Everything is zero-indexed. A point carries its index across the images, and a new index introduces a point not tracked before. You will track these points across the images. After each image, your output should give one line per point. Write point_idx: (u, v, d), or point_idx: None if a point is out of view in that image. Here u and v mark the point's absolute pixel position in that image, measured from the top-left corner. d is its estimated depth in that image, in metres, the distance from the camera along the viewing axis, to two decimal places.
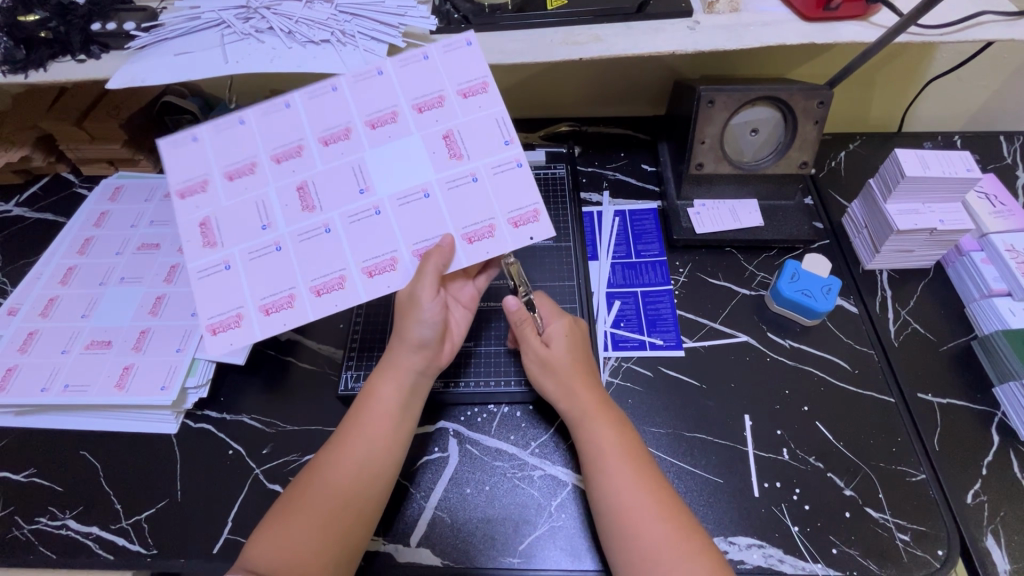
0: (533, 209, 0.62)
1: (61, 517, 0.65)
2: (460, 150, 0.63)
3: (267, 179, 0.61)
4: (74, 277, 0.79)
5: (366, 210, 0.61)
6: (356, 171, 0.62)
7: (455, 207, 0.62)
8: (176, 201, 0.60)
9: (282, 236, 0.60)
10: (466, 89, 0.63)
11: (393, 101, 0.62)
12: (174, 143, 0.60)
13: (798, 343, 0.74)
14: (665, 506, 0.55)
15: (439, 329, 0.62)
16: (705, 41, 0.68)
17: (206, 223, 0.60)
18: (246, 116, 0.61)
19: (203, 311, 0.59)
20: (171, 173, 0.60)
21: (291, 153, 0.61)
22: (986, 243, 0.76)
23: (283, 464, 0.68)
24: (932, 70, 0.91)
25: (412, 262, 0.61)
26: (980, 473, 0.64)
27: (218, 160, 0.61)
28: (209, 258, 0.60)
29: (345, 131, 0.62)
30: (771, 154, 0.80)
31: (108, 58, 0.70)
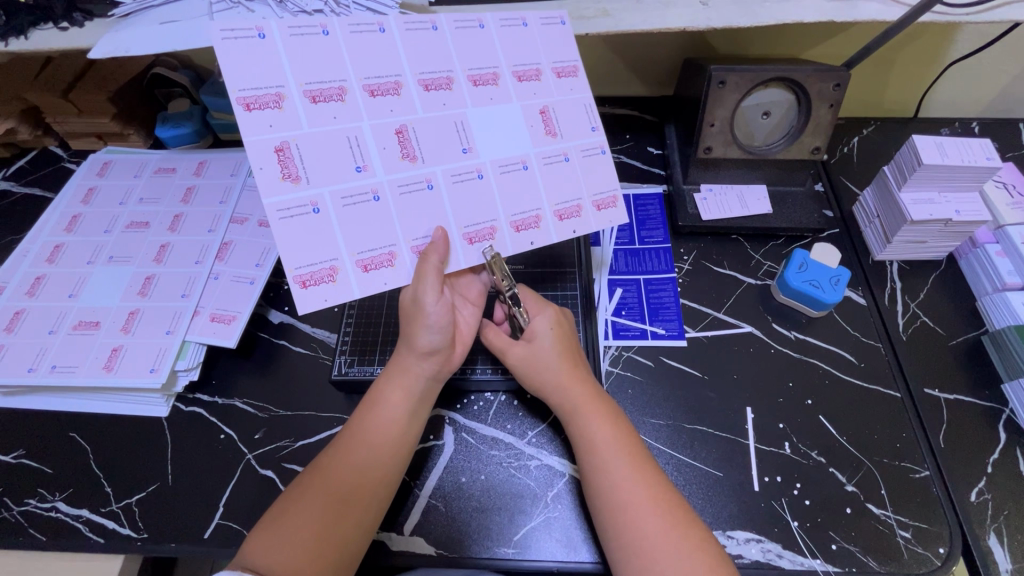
0: (613, 195, 0.65)
1: (50, 499, 0.64)
2: (555, 127, 0.63)
3: (359, 112, 0.55)
4: (61, 255, 0.77)
5: (469, 172, 0.59)
6: (458, 127, 0.59)
7: (549, 183, 0.62)
8: (242, 112, 0.51)
9: (380, 183, 0.56)
10: (561, 68, 0.64)
11: (494, 62, 0.61)
12: (240, 37, 0.51)
13: (803, 335, 0.73)
14: (659, 501, 0.53)
15: (447, 334, 0.59)
16: (718, 17, 0.65)
17: (284, 150, 0.52)
18: (331, 26, 0.54)
19: (290, 259, 0.53)
20: (233, 75, 0.51)
21: (388, 89, 0.57)
22: (1002, 235, 0.73)
23: (275, 450, 0.66)
24: (953, 53, 0.87)
25: (511, 236, 0.61)
26: (985, 471, 0.63)
27: (298, 73, 0.53)
28: (295, 196, 0.53)
29: (446, 80, 0.59)
30: (782, 138, 0.77)
31: (92, 27, 0.67)
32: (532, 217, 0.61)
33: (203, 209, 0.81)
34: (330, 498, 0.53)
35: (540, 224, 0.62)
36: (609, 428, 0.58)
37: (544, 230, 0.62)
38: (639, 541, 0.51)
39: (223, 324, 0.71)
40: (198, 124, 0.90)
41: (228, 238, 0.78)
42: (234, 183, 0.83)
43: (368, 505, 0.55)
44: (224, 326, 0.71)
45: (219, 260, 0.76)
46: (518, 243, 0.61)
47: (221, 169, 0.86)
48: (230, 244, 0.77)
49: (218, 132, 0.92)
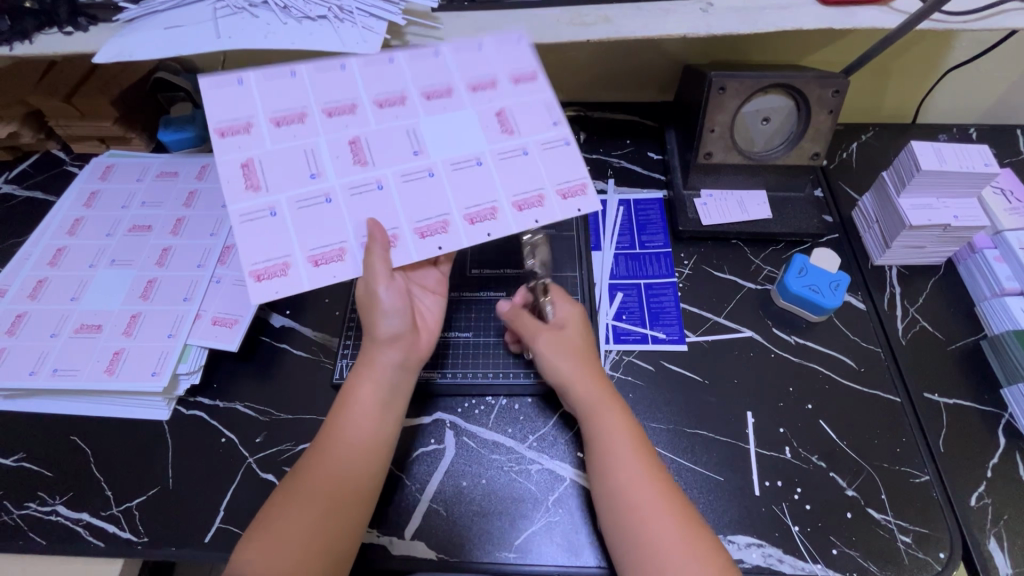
0: (581, 183, 0.63)
1: (50, 503, 0.64)
2: (511, 126, 0.64)
3: (316, 131, 0.60)
4: (63, 258, 0.77)
5: (419, 171, 0.61)
6: (409, 134, 0.62)
7: (505, 176, 0.62)
8: (216, 139, 0.58)
9: (331, 187, 0.59)
10: (518, 75, 0.65)
11: (448, 78, 0.64)
12: (224, 86, 0.59)
13: (803, 340, 0.73)
14: (670, 502, 0.54)
15: (407, 319, 0.60)
16: (718, 24, 0.66)
17: (250, 164, 0.58)
18: (298, 69, 0.61)
19: (247, 257, 0.57)
20: (213, 112, 0.59)
21: (343, 109, 0.61)
22: (1000, 240, 0.74)
23: (277, 454, 0.66)
24: (951, 60, 0.88)
25: (464, 228, 0.61)
26: (985, 476, 0.63)
27: (265, 105, 0.60)
28: (254, 202, 0.58)
29: (400, 97, 0.63)
30: (783, 144, 0.78)
31: (97, 31, 0.68)
32: (487, 209, 0.61)
33: (205, 213, 0.81)
34: (311, 502, 0.53)
35: (496, 216, 0.61)
36: (624, 429, 0.58)
37: (501, 220, 0.61)
38: (649, 543, 0.52)
39: (225, 327, 0.71)
40: (201, 128, 0.90)
41: (229, 241, 0.78)
42: None
43: (350, 504, 0.55)
44: (226, 330, 0.71)
45: (221, 264, 0.76)
46: (473, 234, 0.61)
47: None
48: (232, 247, 0.78)
49: None
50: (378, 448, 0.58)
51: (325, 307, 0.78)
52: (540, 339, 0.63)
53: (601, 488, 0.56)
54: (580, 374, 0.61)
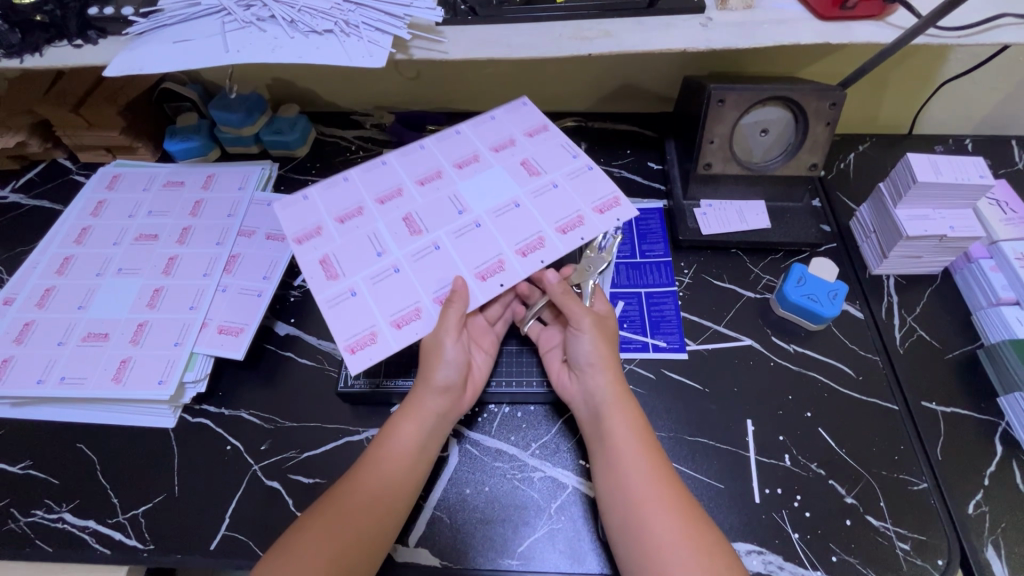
0: (614, 197, 0.67)
1: (57, 510, 0.65)
2: (537, 169, 0.70)
3: (376, 218, 0.67)
4: (71, 267, 0.78)
5: (469, 225, 0.66)
6: (453, 199, 0.68)
7: (544, 210, 0.67)
8: (295, 246, 0.65)
9: (398, 259, 0.64)
10: (530, 130, 0.74)
11: (473, 147, 0.72)
12: (289, 200, 0.68)
13: (802, 348, 0.74)
14: (673, 503, 0.55)
15: (463, 372, 0.63)
16: (717, 38, 0.67)
17: (326, 260, 0.64)
18: (348, 174, 0.71)
19: (338, 334, 0.60)
20: (285, 225, 0.66)
21: (393, 195, 0.69)
22: (995, 250, 0.75)
23: (281, 461, 0.67)
24: (946, 73, 0.90)
25: (519, 262, 0.63)
26: (983, 484, 0.64)
27: (328, 209, 0.68)
28: (335, 288, 0.62)
29: (437, 173, 0.71)
30: (781, 155, 0.79)
31: (106, 44, 0.69)
32: (535, 240, 0.64)
33: (211, 222, 0.82)
34: (342, 523, 0.54)
35: (545, 244, 0.64)
36: (633, 427, 0.60)
37: (550, 246, 0.64)
38: (649, 537, 0.53)
39: (231, 336, 0.72)
40: (206, 137, 0.92)
41: (236, 250, 0.79)
42: (242, 196, 0.85)
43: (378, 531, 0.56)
44: (231, 338, 0.72)
45: (227, 273, 0.77)
46: (528, 265, 0.63)
47: (229, 182, 0.87)
48: (237, 256, 0.79)
49: (226, 146, 0.94)
50: (414, 464, 0.60)
51: None
52: (589, 314, 0.65)
53: (607, 484, 0.58)
54: (602, 371, 0.63)
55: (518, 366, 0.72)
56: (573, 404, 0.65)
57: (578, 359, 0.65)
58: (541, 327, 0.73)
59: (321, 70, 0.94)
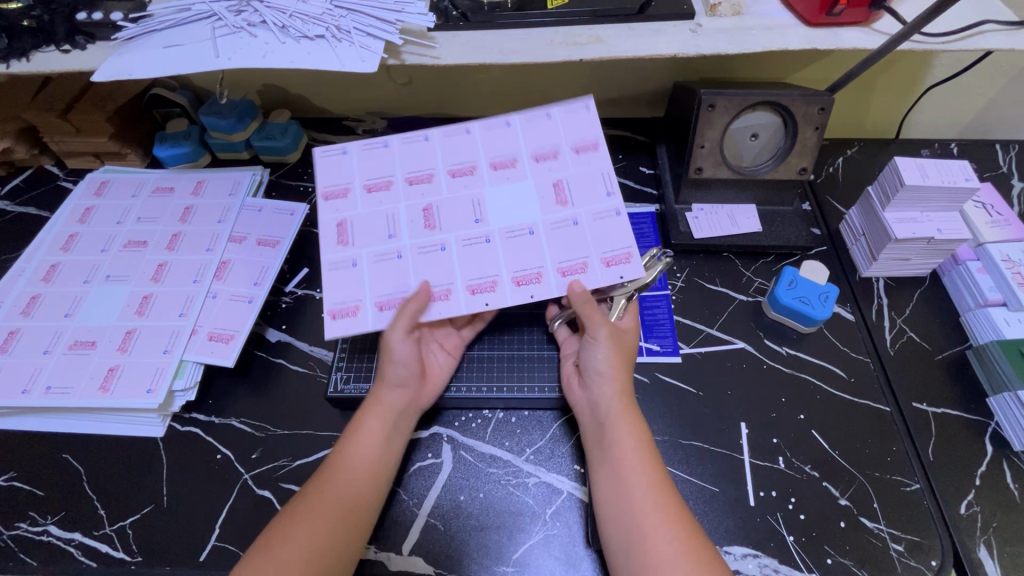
0: (627, 251, 0.64)
1: (42, 523, 0.63)
2: (566, 197, 0.66)
3: (400, 197, 0.67)
4: (58, 275, 0.77)
5: (478, 237, 0.65)
6: (474, 204, 0.66)
7: (555, 245, 0.64)
8: (320, 200, 0.66)
9: (403, 246, 0.65)
10: (580, 145, 0.67)
11: (515, 150, 0.68)
12: (330, 154, 0.68)
13: (794, 351, 0.74)
14: (670, 512, 0.55)
15: (415, 369, 0.64)
16: (706, 44, 0.68)
17: (342, 223, 0.66)
18: (391, 140, 0.69)
19: (326, 295, 0.63)
20: (319, 176, 0.67)
21: (423, 179, 0.67)
22: (982, 252, 0.75)
23: (273, 469, 0.66)
24: (930, 78, 0.91)
25: (510, 288, 0.63)
26: (974, 484, 0.64)
27: (361, 172, 0.68)
28: (340, 254, 0.65)
29: (470, 168, 0.67)
30: (770, 159, 0.79)
31: (93, 49, 0.69)
32: (534, 273, 0.63)
33: (201, 228, 0.81)
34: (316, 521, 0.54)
35: (542, 279, 0.63)
36: (634, 434, 0.60)
37: (545, 284, 0.63)
38: (652, 546, 0.53)
39: (221, 343, 0.71)
40: (196, 143, 0.91)
41: (226, 257, 0.78)
42: (233, 203, 0.84)
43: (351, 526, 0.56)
44: (222, 345, 0.71)
45: (218, 279, 0.76)
46: (518, 296, 0.63)
47: (219, 188, 0.86)
48: (228, 263, 0.78)
49: (216, 151, 0.93)
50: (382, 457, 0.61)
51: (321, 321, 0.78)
52: (606, 325, 0.64)
53: (609, 494, 0.57)
54: (610, 382, 0.63)
55: (514, 372, 0.71)
56: (578, 412, 0.66)
57: (588, 364, 0.64)
58: (568, 333, 0.73)
59: (313, 76, 0.94)
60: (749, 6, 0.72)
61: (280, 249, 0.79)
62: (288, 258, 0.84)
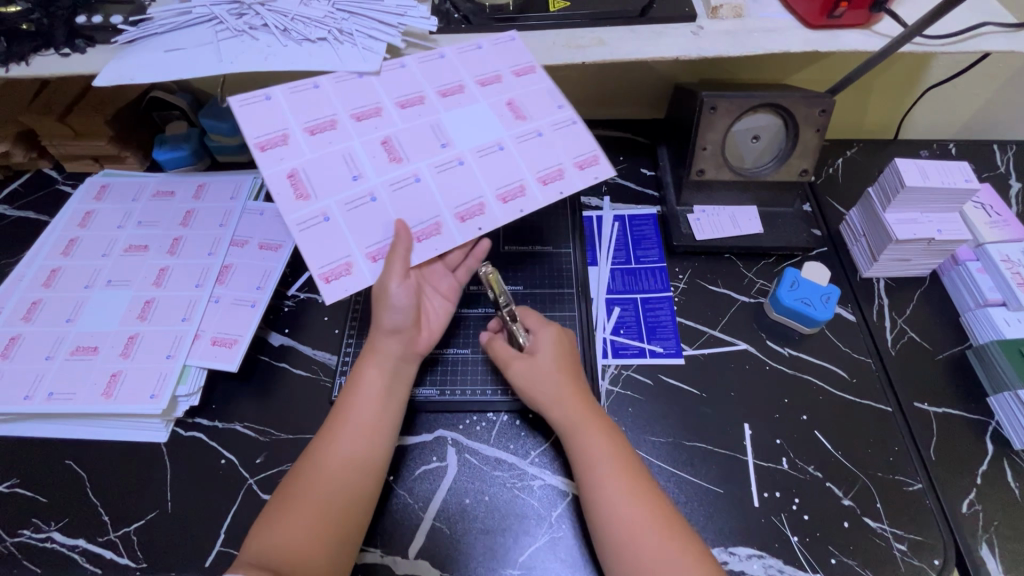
0: (594, 154, 0.66)
1: (46, 530, 0.63)
2: (522, 113, 0.67)
3: (350, 134, 0.63)
4: (58, 280, 0.77)
5: (450, 161, 0.64)
6: (434, 129, 0.65)
7: (526, 155, 0.65)
8: (258, 153, 0.61)
9: (374, 186, 0.62)
10: (518, 69, 0.68)
11: (458, 77, 0.68)
12: (253, 104, 0.63)
13: (796, 352, 0.75)
14: (653, 517, 0.56)
15: (410, 313, 0.63)
16: (708, 46, 0.68)
17: (294, 174, 0.61)
18: (320, 80, 0.65)
19: (310, 259, 0.58)
20: (249, 130, 0.62)
21: (371, 113, 0.65)
22: (982, 253, 0.76)
23: (278, 474, 0.66)
24: (929, 79, 0.92)
25: (499, 208, 0.62)
26: (976, 483, 0.65)
27: (297, 118, 0.63)
28: (307, 209, 0.60)
29: (418, 97, 0.66)
30: (772, 161, 0.80)
31: (93, 52, 0.69)
32: (516, 187, 0.63)
33: (202, 232, 0.81)
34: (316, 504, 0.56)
35: (525, 192, 0.63)
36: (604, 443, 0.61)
37: (530, 195, 0.63)
38: (633, 551, 0.54)
39: (225, 347, 0.70)
40: (196, 146, 0.91)
41: (228, 260, 0.78)
42: (234, 206, 0.84)
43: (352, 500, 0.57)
44: (226, 350, 0.70)
45: (220, 283, 0.76)
46: (508, 212, 0.62)
47: (221, 192, 0.86)
48: (230, 267, 0.77)
49: (216, 154, 0.93)
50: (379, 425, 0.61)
51: (324, 325, 0.78)
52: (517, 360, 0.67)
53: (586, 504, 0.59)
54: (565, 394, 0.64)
55: None
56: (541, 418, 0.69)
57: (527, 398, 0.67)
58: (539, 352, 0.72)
59: None
60: (751, 8, 0.73)
61: (282, 253, 0.79)
62: (290, 262, 0.84)
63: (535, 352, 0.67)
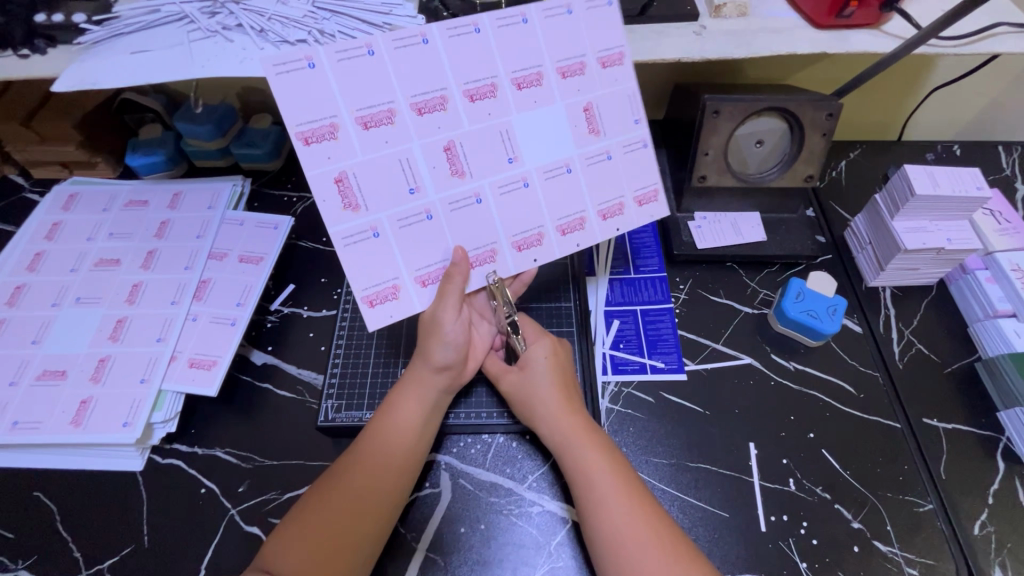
0: (655, 188, 0.66)
1: (12, 568, 0.59)
2: (598, 125, 0.61)
3: (409, 133, 0.55)
4: (24, 297, 0.72)
5: (515, 181, 0.60)
6: (503, 136, 0.58)
7: (592, 184, 0.63)
8: (301, 147, 0.52)
9: (432, 203, 0.58)
10: (606, 58, 0.60)
11: (538, 59, 0.57)
12: (291, 70, 0.50)
13: (802, 365, 0.72)
14: (660, 538, 0.52)
15: (461, 350, 0.61)
16: (712, 48, 0.65)
17: (343, 180, 0.54)
18: (375, 44, 0.52)
19: (356, 281, 0.56)
20: (289, 110, 0.51)
21: (434, 104, 0.55)
22: (991, 261, 0.74)
23: (261, 503, 0.63)
24: (935, 79, 0.89)
25: (557, 240, 0.63)
26: (988, 502, 0.63)
27: (348, 99, 0.52)
28: (355, 223, 0.55)
29: (490, 86, 0.57)
30: (776, 166, 0.77)
31: (55, 54, 0.64)
32: (577, 220, 0.63)
33: (178, 244, 0.76)
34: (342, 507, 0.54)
35: (585, 226, 0.64)
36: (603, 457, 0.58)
37: (589, 231, 0.64)
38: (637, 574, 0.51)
39: (203, 370, 0.66)
40: (171, 151, 0.86)
41: (206, 275, 0.74)
42: (212, 216, 0.79)
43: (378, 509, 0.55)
44: (204, 372, 0.66)
45: (198, 300, 0.72)
46: (565, 246, 0.63)
47: (198, 201, 0.81)
48: (208, 281, 0.73)
49: (193, 159, 0.88)
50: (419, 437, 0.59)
51: (309, 342, 0.74)
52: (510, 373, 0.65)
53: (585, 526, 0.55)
54: (557, 403, 0.61)
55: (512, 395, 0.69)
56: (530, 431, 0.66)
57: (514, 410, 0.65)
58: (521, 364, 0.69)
59: None
60: (755, 6, 0.69)
61: (263, 267, 0.75)
62: (273, 275, 0.79)
63: (527, 366, 0.63)
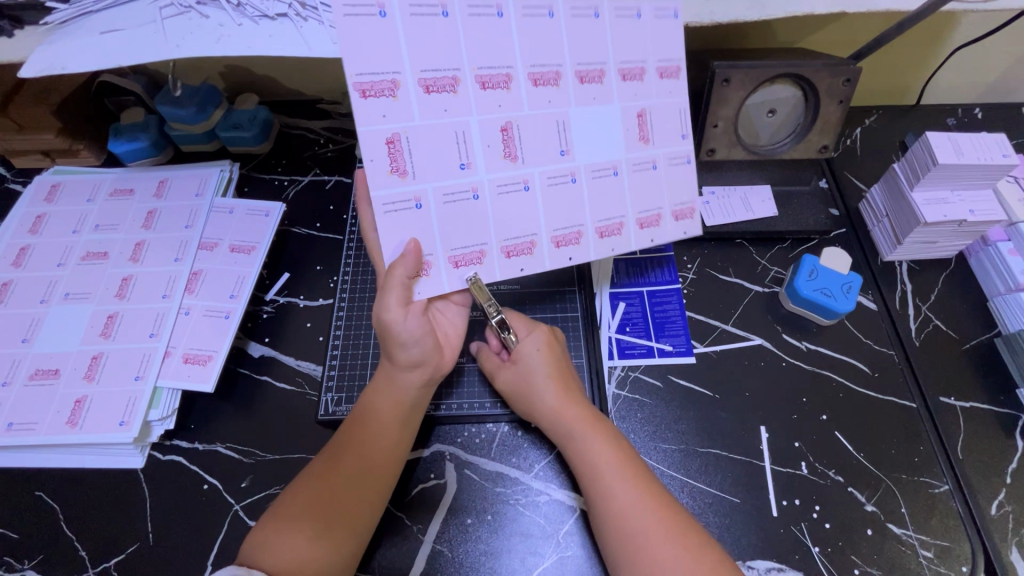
0: (693, 206, 0.63)
1: (19, 568, 0.59)
2: (648, 133, 0.60)
3: (469, 106, 0.52)
4: (10, 293, 0.70)
5: (563, 176, 0.57)
6: (559, 127, 0.56)
7: (636, 191, 0.60)
8: (358, 98, 0.49)
9: (481, 182, 0.54)
10: (664, 68, 0.60)
11: (602, 57, 0.56)
12: (361, 14, 0.47)
13: (814, 345, 0.70)
14: (671, 525, 0.51)
15: (423, 345, 0.58)
16: (724, 10, 0.60)
17: (394, 142, 0.51)
18: (451, 6, 0.50)
19: (388, 250, 0.53)
20: (352, 57, 0.48)
21: (498, 81, 0.53)
22: (1014, 233, 0.71)
23: (264, 498, 0.62)
24: (958, 38, 0.83)
25: (594, 242, 0.59)
26: (1006, 482, 0.61)
27: (416, 56, 0.49)
28: (399, 190, 0.52)
29: (554, 74, 0.55)
30: (788, 137, 0.73)
31: (23, 36, 0.59)
32: (615, 224, 0.60)
33: (166, 235, 0.74)
34: (330, 490, 0.54)
35: (622, 232, 0.60)
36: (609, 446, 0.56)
37: (625, 237, 0.60)
38: (645, 561, 0.50)
39: (198, 365, 0.65)
40: (155, 135, 0.82)
41: (197, 266, 0.71)
42: (200, 205, 0.76)
43: (365, 494, 0.55)
44: (200, 368, 0.65)
45: (189, 293, 0.70)
46: (601, 249, 0.60)
47: (185, 188, 0.78)
48: (200, 273, 0.71)
49: (178, 143, 0.84)
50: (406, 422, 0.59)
51: (307, 332, 0.72)
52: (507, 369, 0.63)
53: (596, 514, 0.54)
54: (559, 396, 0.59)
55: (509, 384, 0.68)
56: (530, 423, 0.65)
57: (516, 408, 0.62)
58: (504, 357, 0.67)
59: (280, 60, 0.84)
60: None
61: (255, 257, 0.73)
62: (266, 263, 0.77)
63: (520, 359, 0.62)
